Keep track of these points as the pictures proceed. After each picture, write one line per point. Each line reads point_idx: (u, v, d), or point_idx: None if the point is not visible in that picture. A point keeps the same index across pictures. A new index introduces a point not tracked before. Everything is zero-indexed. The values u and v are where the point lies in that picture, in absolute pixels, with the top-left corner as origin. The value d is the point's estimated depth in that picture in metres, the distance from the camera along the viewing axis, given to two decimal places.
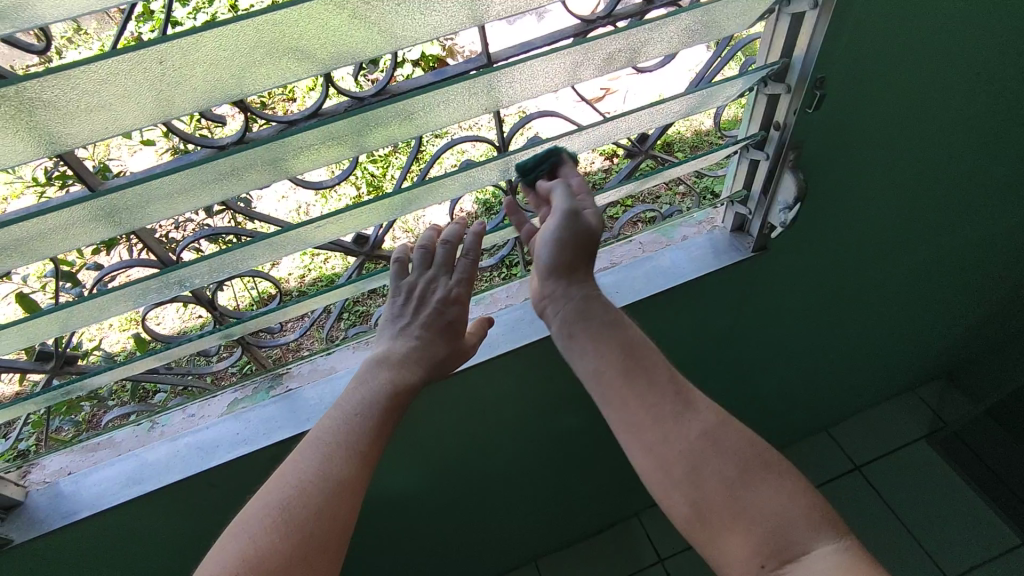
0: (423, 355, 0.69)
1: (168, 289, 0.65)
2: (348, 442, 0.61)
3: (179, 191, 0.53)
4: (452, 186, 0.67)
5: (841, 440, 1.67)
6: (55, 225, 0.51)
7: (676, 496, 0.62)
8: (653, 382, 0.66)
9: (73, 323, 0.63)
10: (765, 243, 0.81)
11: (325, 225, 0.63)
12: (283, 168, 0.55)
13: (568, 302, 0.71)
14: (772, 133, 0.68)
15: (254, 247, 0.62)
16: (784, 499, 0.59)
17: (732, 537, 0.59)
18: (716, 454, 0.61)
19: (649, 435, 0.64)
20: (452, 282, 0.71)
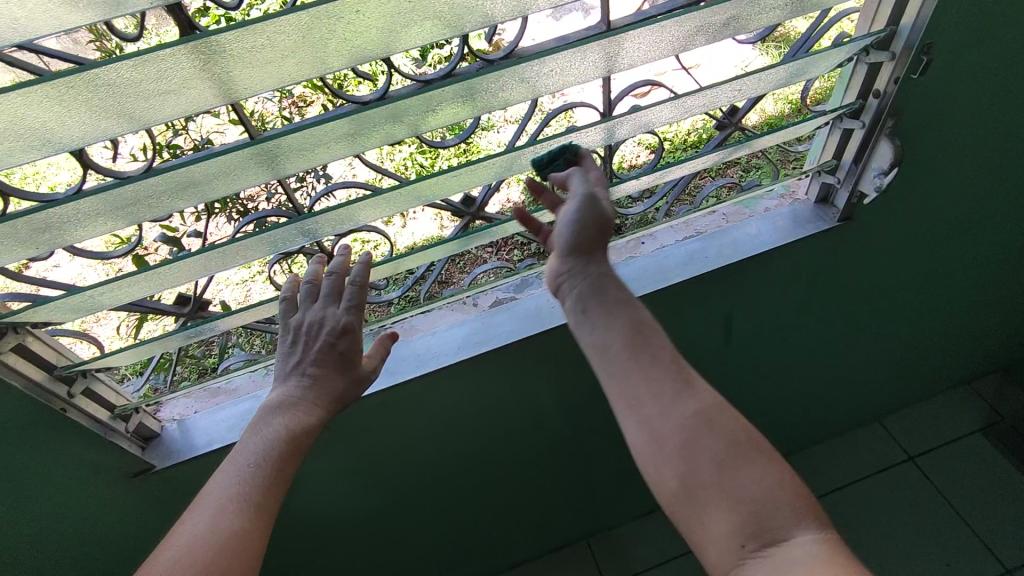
0: (321, 392, 0.69)
1: (295, 240, 0.69)
2: (242, 495, 0.62)
3: (325, 141, 0.58)
4: (558, 147, 0.71)
5: (896, 432, 1.67)
6: (219, 168, 0.56)
7: (664, 469, 0.59)
8: (657, 357, 0.64)
9: (214, 266, 0.68)
10: (851, 214, 0.85)
11: (444, 179, 0.68)
12: (418, 121, 0.61)
13: (586, 276, 0.69)
14: (869, 103, 0.72)
15: (380, 198, 0.67)
16: (770, 483, 0.56)
17: (716, 516, 0.56)
18: (710, 431, 0.59)
19: (648, 407, 0.62)
20: (340, 311, 0.70)
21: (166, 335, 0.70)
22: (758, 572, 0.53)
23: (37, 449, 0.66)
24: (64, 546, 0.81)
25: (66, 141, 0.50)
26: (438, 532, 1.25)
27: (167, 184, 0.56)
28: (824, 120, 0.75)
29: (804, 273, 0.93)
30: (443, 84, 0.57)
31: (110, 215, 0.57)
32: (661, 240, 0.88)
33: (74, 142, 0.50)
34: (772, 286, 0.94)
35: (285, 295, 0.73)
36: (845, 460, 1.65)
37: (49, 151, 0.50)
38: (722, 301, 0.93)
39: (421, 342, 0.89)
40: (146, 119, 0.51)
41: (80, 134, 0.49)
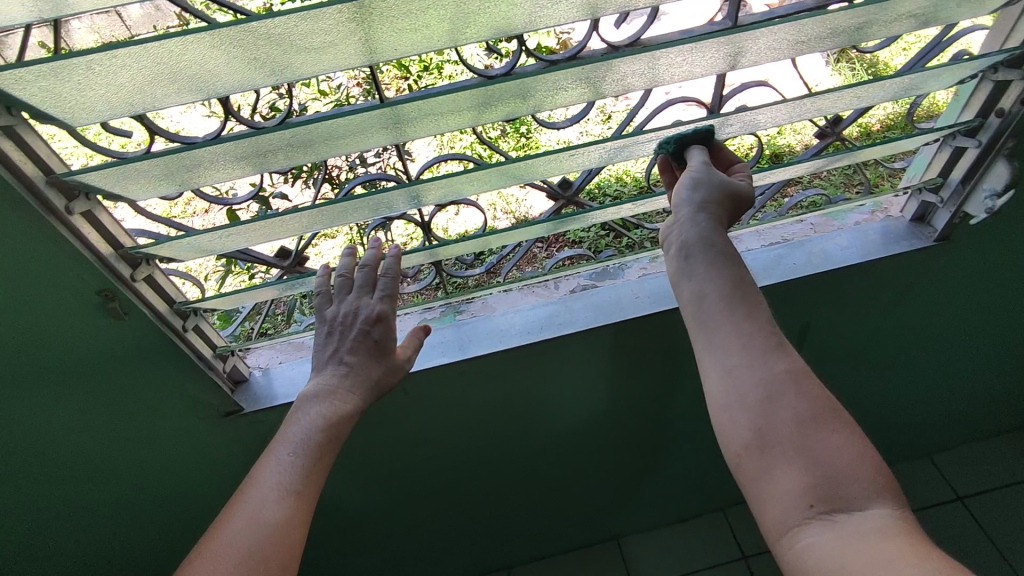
0: (357, 380, 0.70)
1: (402, 203, 0.71)
2: (284, 481, 0.63)
3: (447, 109, 0.59)
4: (668, 136, 0.71)
5: None
6: (350, 125, 0.58)
7: (737, 418, 0.58)
8: (754, 316, 0.61)
9: (317, 223, 0.70)
10: (948, 235, 0.86)
11: (549, 159, 0.69)
12: (534, 99, 0.62)
13: (696, 224, 0.66)
14: (991, 121, 0.73)
15: (486, 172, 0.68)
16: (847, 452, 0.54)
17: (788, 473, 0.54)
18: (795, 393, 0.57)
19: (734, 358, 0.60)
20: (375, 301, 0.72)
21: (265, 285, 0.73)
22: (823, 535, 0.51)
23: (146, 369, 0.72)
24: (141, 471, 0.86)
25: (220, 86, 0.52)
26: (479, 513, 1.26)
27: (300, 136, 0.57)
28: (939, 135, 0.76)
29: (882, 287, 0.92)
30: (565, 65, 0.58)
31: (241, 162, 0.59)
32: (746, 244, 0.90)
33: (227, 87, 0.52)
34: (847, 297, 0.93)
35: (319, 286, 0.74)
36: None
37: (204, 94, 0.52)
38: (796, 306, 0.92)
39: (496, 320, 0.90)
40: (288, 74, 0.53)
41: (236, 81, 0.52)
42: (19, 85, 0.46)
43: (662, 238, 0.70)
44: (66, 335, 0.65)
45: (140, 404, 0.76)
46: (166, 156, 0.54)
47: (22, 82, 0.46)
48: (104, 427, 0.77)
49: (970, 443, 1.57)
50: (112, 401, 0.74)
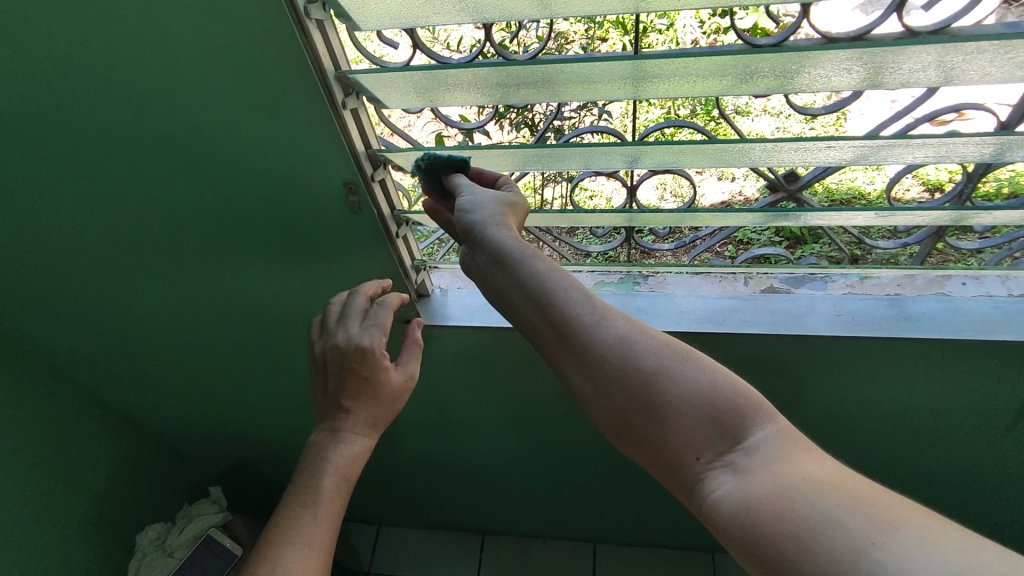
0: (360, 419, 0.70)
1: (620, 162, 0.69)
2: (296, 531, 0.63)
3: (696, 71, 0.56)
4: (944, 146, 0.62)
5: None
6: (594, 71, 0.57)
7: (598, 407, 0.53)
8: (573, 300, 0.56)
9: (532, 164, 0.71)
10: None
11: (789, 147, 0.63)
12: (795, 75, 0.56)
13: (490, 240, 0.62)
14: None
15: (715, 147, 0.64)
16: (699, 389, 0.50)
17: (669, 437, 0.51)
18: (631, 358, 0.52)
19: (586, 365, 0.54)
20: (358, 333, 0.70)
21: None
22: (726, 485, 0.48)
23: (350, 256, 0.81)
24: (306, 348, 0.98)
25: (492, 11, 0.53)
26: (587, 481, 1.28)
27: (545, 74, 0.58)
28: None
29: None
30: (844, 44, 0.52)
31: (484, 88, 0.61)
32: (990, 288, 0.79)
33: (498, 13, 0.53)
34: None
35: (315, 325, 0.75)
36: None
37: (475, 15, 0.54)
38: (1014, 374, 0.79)
39: (666, 298, 0.88)
40: (554, 10, 0.53)
41: (509, 9, 0.53)
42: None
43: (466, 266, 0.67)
44: (294, 211, 0.74)
45: (337, 287, 0.86)
46: (423, 70, 0.58)
47: None
48: (298, 302, 0.88)
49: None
50: (317, 279, 0.84)
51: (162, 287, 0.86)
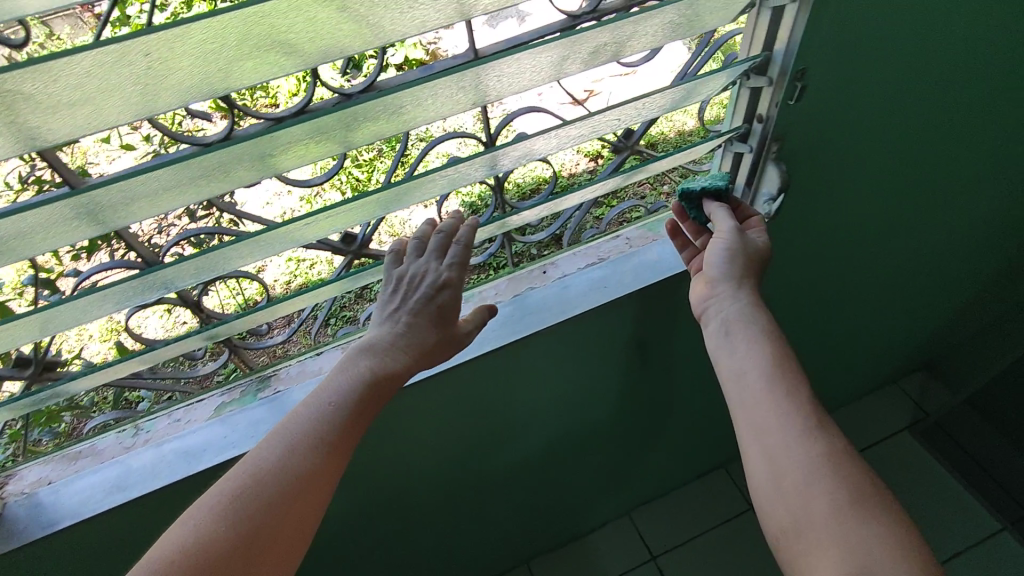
0: (411, 341, 0.67)
1: (473, 176, 0.72)
2: (315, 432, 0.59)
3: (506, 72, 0.61)
4: (717, 81, 0.69)
5: (862, 422, 1.79)
6: (430, 91, 0.60)
7: (779, 505, 0.57)
8: (794, 397, 0.61)
9: (387, 203, 0.71)
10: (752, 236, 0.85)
11: (591, 120, 0.70)
12: (572, 61, 0.62)
13: (411, 265, 0.69)
14: (755, 126, 0.71)
15: (546, 136, 0.70)
16: (891, 543, 0.52)
17: (846, 552, 0.52)
18: (834, 478, 0.56)
19: (772, 438, 0.59)
20: (443, 266, 0.69)
21: (335, 278, 0.75)
22: None
23: None
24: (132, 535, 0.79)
25: (324, 55, 0.55)
26: (526, 495, 1.27)
27: (367, 110, 0.58)
28: (716, 142, 0.75)
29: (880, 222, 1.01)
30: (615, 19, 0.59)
31: (327, 138, 0.61)
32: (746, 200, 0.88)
33: (330, 55, 0.55)
34: (848, 240, 1.00)
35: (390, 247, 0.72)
36: (864, 423, 1.79)
37: (307, 62, 0.54)
38: (768, 270, 0.97)
39: (551, 291, 0.88)
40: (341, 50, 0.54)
41: (341, 49, 0.55)
42: (145, 53, 0.47)
43: (389, 307, 0.69)
44: None
45: None
46: (264, 134, 0.56)
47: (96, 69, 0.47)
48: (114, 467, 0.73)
49: (913, 374, 1.85)
50: None
51: None
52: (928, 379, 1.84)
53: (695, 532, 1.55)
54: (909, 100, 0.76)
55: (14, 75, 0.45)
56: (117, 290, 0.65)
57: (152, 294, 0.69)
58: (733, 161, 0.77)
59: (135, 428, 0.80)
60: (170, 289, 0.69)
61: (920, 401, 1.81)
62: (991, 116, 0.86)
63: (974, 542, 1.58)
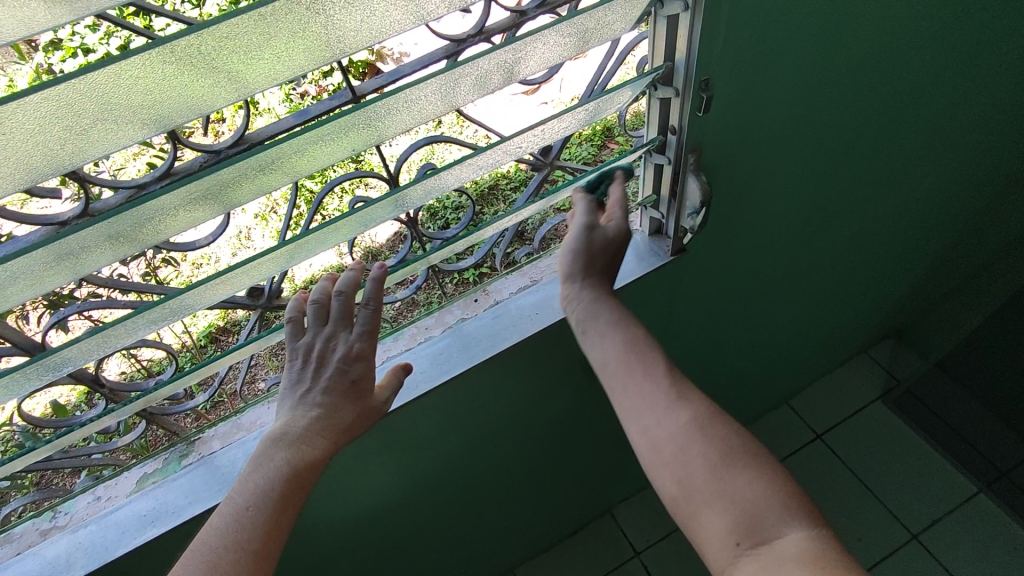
0: (327, 423, 0.65)
1: (379, 216, 0.68)
2: (241, 539, 0.56)
3: (392, 112, 0.54)
4: (622, 96, 0.65)
5: (834, 395, 1.78)
6: (310, 143, 0.52)
7: (663, 474, 0.62)
8: (650, 370, 0.66)
9: (294, 255, 0.67)
10: (683, 245, 0.82)
11: (499, 148, 0.65)
12: (459, 93, 0.57)
13: (316, 335, 0.67)
14: (669, 137, 0.68)
15: (452, 169, 0.65)
16: (758, 487, 0.59)
17: (716, 514, 0.59)
18: (702, 438, 0.62)
19: (644, 418, 0.64)
20: (353, 336, 0.67)
21: (244, 342, 0.69)
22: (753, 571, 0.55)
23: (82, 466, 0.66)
24: None
25: (175, 118, 0.46)
26: (491, 515, 1.24)
27: (237, 172, 0.51)
28: (635, 155, 0.70)
29: (818, 210, 0.98)
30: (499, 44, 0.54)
31: (203, 203, 0.53)
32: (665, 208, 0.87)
33: (183, 117, 0.46)
34: (788, 227, 0.98)
35: (290, 312, 0.69)
36: (835, 397, 1.78)
37: (156, 127, 0.45)
38: (708, 272, 0.94)
39: (493, 315, 0.86)
40: (188, 113, 0.46)
41: (194, 108, 0.46)
42: None
43: (296, 379, 0.66)
44: None
45: None
46: (120, 213, 0.49)
47: None
48: None
49: (881, 343, 1.85)
50: None
51: None
52: (898, 345, 1.83)
53: (672, 529, 1.52)
54: (819, 91, 0.74)
55: None
56: (5, 381, 0.60)
57: (46, 377, 0.64)
58: (654, 173, 0.73)
59: (54, 510, 0.75)
60: (66, 369, 0.64)
61: (891, 368, 1.80)
62: (901, 91, 0.85)
63: (952, 507, 1.58)
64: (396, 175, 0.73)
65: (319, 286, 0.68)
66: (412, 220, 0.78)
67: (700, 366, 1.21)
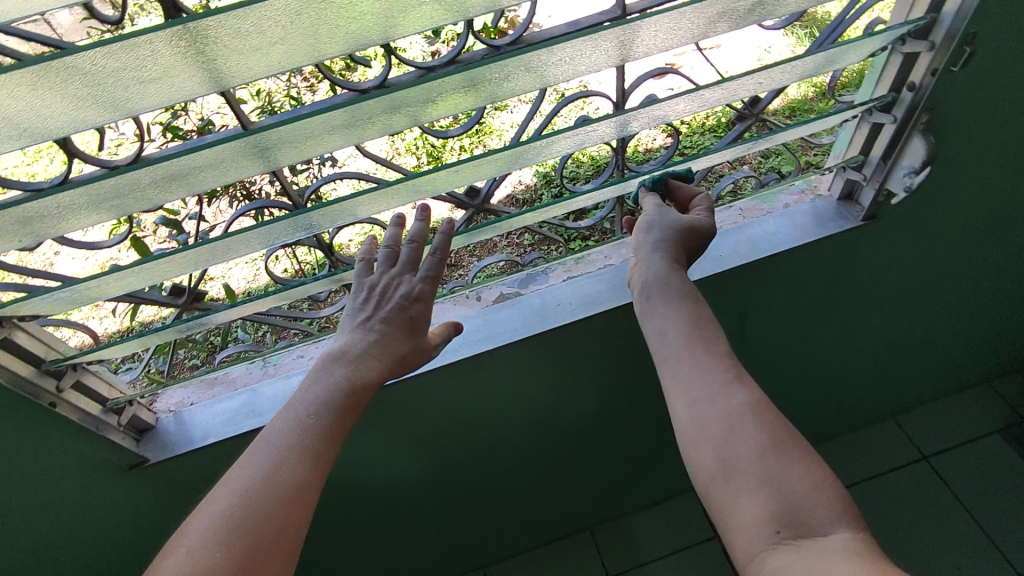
0: (383, 350, 0.68)
1: (602, 136, 0.72)
2: (304, 440, 0.61)
3: (664, 30, 0.59)
4: (868, 46, 0.66)
5: (948, 420, 1.70)
6: (590, 42, 0.57)
7: (702, 451, 0.60)
8: (711, 350, 0.65)
9: (520, 159, 0.72)
10: (876, 212, 0.85)
11: (736, 84, 0.68)
12: (722, 19, 0.61)
13: (385, 273, 0.71)
14: (903, 95, 0.71)
15: (688, 97, 0.68)
16: (808, 478, 0.56)
17: (752, 500, 0.56)
18: (754, 425, 0.59)
19: (695, 391, 0.62)
20: (416, 279, 0.71)
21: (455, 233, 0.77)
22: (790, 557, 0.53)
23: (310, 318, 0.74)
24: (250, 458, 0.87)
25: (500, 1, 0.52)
26: (596, 462, 1.29)
27: (522, 62, 0.57)
28: (857, 112, 0.73)
29: (1010, 205, 0.94)
30: None
31: (476, 89, 0.59)
32: (824, 189, 0.89)
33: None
34: (974, 219, 0.94)
35: (363, 256, 0.74)
36: (948, 422, 1.70)
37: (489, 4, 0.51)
38: (880, 251, 0.93)
39: None
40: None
41: None
42: None
43: (369, 307, 0.70)
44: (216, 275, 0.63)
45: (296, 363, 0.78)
46: (424, 81, 0.55)
47: (279, 17, 0.46)
48: None
49: (1008, 376, 1.73)
50: None
51: (75, 434, 0.74)
52: None
53: None
54: None
55: (219, 21, 0.44)
56: (273, 228, 0.69)
57: (296, 234, 0.73)
58: (870, 131, 0.76)
59: (264, 362, 0.88)
60: (311, 231, 0.73)
61: (1016, 404, 1.69)
62: None
63: None
64: (618, 103, 0.77)
65: (392, 226, 0.73)
66: (619, 149, 0.82)
67: (837, 355, 1.19)
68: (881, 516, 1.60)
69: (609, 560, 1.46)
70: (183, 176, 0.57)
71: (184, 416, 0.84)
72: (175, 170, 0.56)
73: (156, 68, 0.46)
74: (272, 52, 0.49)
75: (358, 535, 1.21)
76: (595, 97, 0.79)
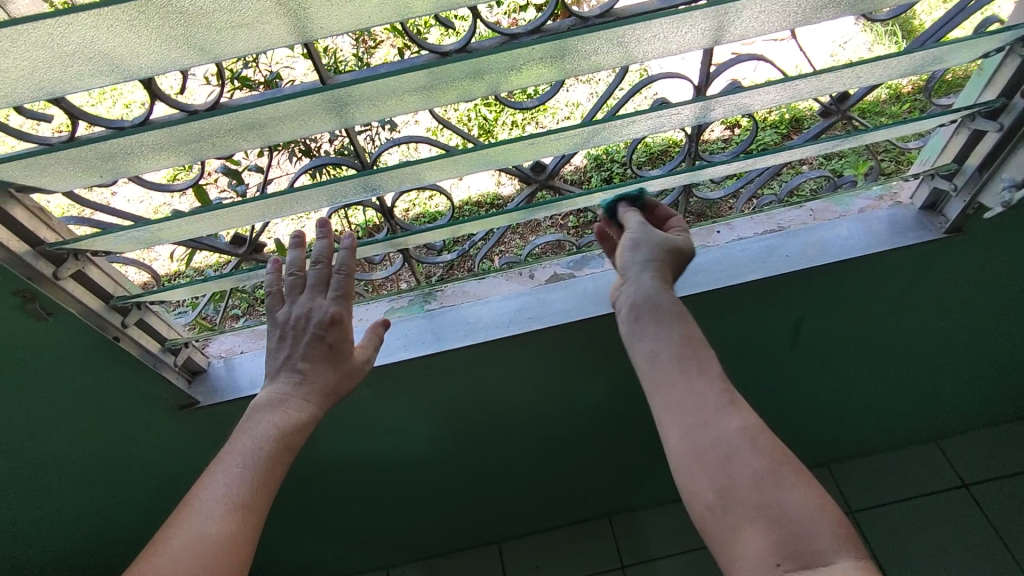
0: (308, 388, 0.68)
1: (680, 120, 0.69)
2: (232, 495, 0.61)
3: (766, 12, 0.56)
4: (984, 46, 0.61)
5: (998, 449, 1.62)
6: (687, 20, 0.54)
7: (699, 479, 0.58)
8: (705, 371, 0.63)
9: (594, 138, 0.69)
10: (960, 225, 0.80)
11: (832, 76, 0.64)
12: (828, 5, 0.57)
13: (295, 306, 0.69)
14: (1015, 102, 0.66)
15: (777, 87, 0.64)
16: (809, 507, 0.54)
17: (753, 531, 0.54)
18: (752, 450, 0.57)
19: (690, 417, 0.60)
20: (327, 302, 0.70)
21: (516, 208, 0.75)
22: None
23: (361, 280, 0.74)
24: None
25: None
26: (626, 451, 1.28)
27: (613, 36, 0.54)
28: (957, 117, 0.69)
29: None
30: None
31: (560, 60, 0.57)
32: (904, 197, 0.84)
33: None
34: None
35: (269, 287, 0.72)
36: (997, 450, 1.62)
37: None
38: (958, 266, 0.88)
39: (720, 252, 0.85)
40: None
41: None
42: None
43: (288, 342, 0.69)
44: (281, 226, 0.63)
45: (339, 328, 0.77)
46: (509, 48, 0.53)
47: None
48: None
49: None
50: None
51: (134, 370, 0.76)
52: None
53: None
54: None
55: None
56: (338, 187, 0.69)
57: (360, 195, 0.72)
58: (969, 138, 0.71)
59: None
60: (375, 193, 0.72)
61: None
62: None
63: None
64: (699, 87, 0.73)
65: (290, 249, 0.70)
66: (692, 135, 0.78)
67: (892, 370, 1.14)
68: (913, 539, 1.55)
69: (627, 549, 1.46)
70: (260, 125, 0.57)
71: (235, 363, 0.86)
72: (251, 119, 0.55)
73: (247, 12, 0.46)
74: (361, 4, 0.48)
75: (387, 495, 1.23)
76: (673, 80, 0.76)
